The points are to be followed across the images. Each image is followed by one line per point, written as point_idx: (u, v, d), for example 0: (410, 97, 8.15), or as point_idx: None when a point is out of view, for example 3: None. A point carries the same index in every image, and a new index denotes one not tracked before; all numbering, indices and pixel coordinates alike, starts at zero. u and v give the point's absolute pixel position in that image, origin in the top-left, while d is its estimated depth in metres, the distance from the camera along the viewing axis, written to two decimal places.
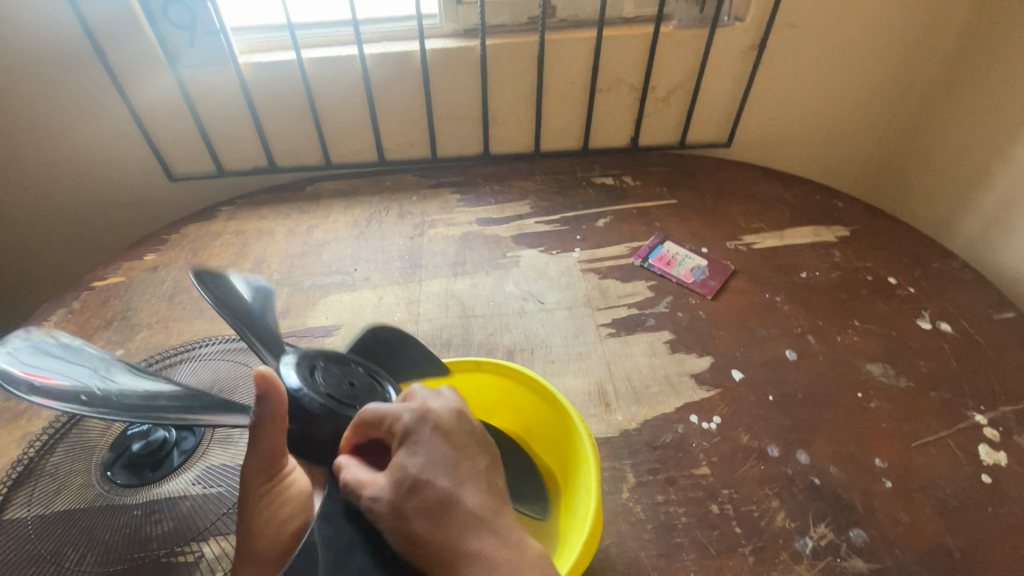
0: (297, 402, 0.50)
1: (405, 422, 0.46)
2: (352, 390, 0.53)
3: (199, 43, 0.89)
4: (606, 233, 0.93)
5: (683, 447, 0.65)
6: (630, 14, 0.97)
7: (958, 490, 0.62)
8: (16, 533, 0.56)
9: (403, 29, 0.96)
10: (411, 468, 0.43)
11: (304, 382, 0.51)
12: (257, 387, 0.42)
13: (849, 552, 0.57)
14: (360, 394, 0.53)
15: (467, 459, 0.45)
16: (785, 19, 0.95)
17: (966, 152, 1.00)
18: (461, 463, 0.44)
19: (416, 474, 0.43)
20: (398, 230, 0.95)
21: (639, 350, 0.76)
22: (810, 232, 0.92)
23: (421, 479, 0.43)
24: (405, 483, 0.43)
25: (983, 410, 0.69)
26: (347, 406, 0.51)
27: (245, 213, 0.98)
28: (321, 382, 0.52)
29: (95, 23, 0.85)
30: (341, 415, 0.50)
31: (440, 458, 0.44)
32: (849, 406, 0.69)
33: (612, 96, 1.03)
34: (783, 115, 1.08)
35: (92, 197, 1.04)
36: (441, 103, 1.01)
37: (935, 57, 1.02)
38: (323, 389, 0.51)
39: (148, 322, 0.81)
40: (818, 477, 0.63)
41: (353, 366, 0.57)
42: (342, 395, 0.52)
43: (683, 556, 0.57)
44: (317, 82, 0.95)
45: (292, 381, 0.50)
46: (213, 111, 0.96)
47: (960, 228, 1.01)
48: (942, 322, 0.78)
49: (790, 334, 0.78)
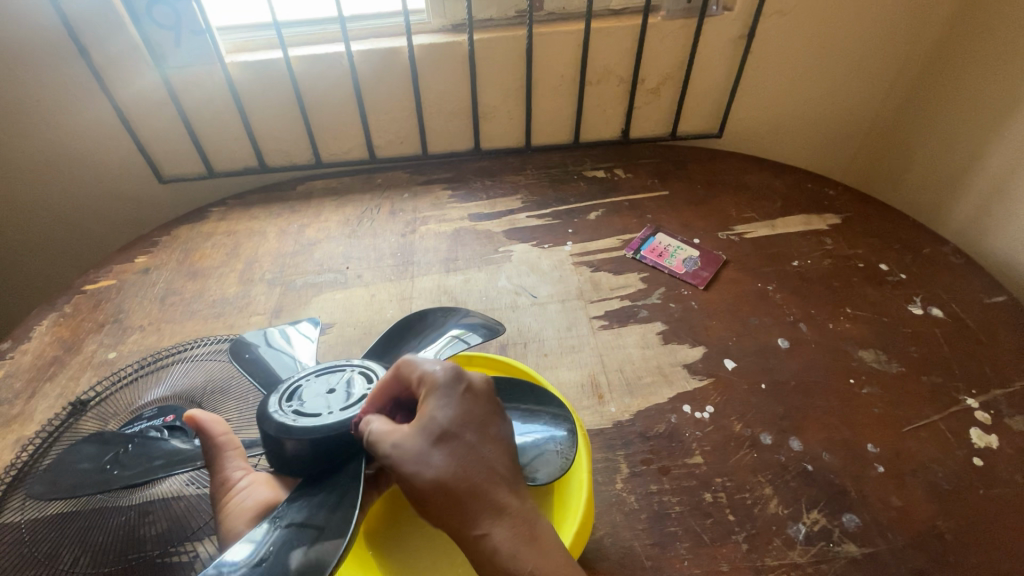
0: (261, 424, 0.51)
1: (439, 377, 0.46)
2: (326, 399, 0.52)
3: (184, 43, 0.88)
4: (597, 226, 0.93)
5: (676, 437, 0.66)
6: (618, 6, 0.97)
7: (950, 474, 0.62)
8: (10, 537, 0.56)
9: (389, 25, 0.96)
10: (439, 419, 0.44)
11: (273, 407, 0.52)
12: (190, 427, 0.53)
13: (841, 537, 0.58)
14: (333, 401, 0.52)
15: (492, 421, 0.45)
16: (773, 8, 0.95)
17: (958, 137, 0.99)
18: (488, 426, 0.45)
19: (445, 425, 0.43)
20: (390, 227, 0.95)
21: (632, 342, 0.76)
22: (802, 221, 0.92)
23: (449, 431, 0.43)
24: (432, 434, 0.43)
25: (975, 394, 0.69)
26: (312, 418, 0.50)
27: (236, 214, 0.98)
28: (295, 400, 0.52)
29: (78, 22, 0.84)
30: (294, 429, 0.49)
31: (470, 416, 0.44)
32: (841, 393, 0.70)
33: (602, 88, 1.03)
34: (774, 104, 1.08)
35: (82, 200, 1.04)
36: (430, 99, 1.01)
37: (925, 42, 1.02)
38: (293, 407, 0.52)
39: (140, 324, 0.81)
40: (811, 463, 0.63)
41: (339, 371, 0.55)
42: (313, 409, 0.51)
43: (677, 545, 0.57)
44: (304, 80, 0.95)
45: (262, 409, 0.52)
46: (201, 111, 0.96)
47: (952, 213, 1.02)
48: (934, 307, 0.78)
49: (782, 323, 0.78)
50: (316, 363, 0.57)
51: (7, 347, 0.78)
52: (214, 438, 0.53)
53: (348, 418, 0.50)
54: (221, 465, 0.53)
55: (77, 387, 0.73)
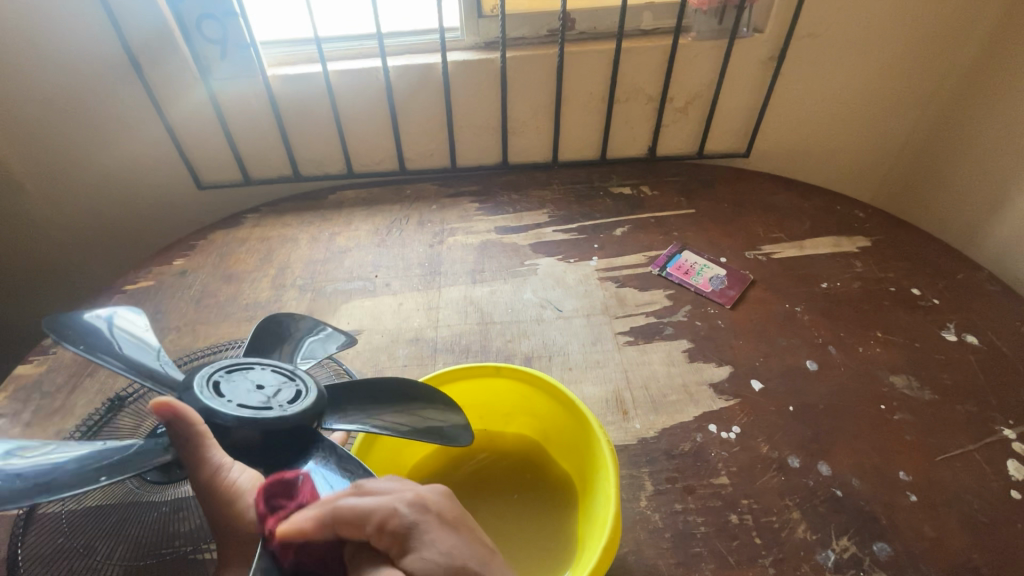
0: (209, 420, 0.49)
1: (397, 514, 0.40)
2: (262, 392, 0.51)
3: (230, 56, 0.93)
4: (623, 242, 0.94)
5: (702, 456, 0.65)
6: (649, 26, 0.98)
7: (986, 506, 0.60)
8: (51, 526, 0.58)
9: (424, 42, 0.99)
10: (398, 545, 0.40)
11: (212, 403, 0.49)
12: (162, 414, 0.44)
13: (872, 566, 0.56)
14: (273, 394, 0.51)
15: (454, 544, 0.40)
16: (804, 31, 0.95)
17: (994, 161, 0.98)
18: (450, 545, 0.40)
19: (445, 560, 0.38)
20: (419, 237, 0.97)
21: (657, 358, 0.76)
22: (831, 242, 0.91)
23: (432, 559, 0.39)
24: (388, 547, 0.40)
25: (1012, 424, 0.67)
26: (262, 411, 0.49)
27: (270, 220, 1.01)
28: (228, 396, 0.50)
29: (132, 36, 0.89)
30: (255, 420, 0.48)
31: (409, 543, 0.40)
32: (871, 418, 0.68)
33: (630, 106, 1.04)
34: (803, 125, 1.08)
35: (123, 205, 1.07)
36: (461, 114, 1.03)
37: (958, 67, 1.01)
38: (233, 403, 0.50)
39: (176, 325, 0.84)
40: (840, 489, 0.62)
41: (261, 361, 0.54)
42: (255, 401, 0.50)
43: (702, 566, 0.56)
44: (341, 94, 0.98)
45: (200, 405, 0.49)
46: (241, 120, 1.00)
47: (986, 239, 1.00)
48: (968, 334, 0.77)
49: (811, 345, 0.77)
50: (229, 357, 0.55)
51: (51, 343, 0.81)
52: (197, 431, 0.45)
53: (301, 408, 0.50)
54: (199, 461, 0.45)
55: (115, 384, 0.76)
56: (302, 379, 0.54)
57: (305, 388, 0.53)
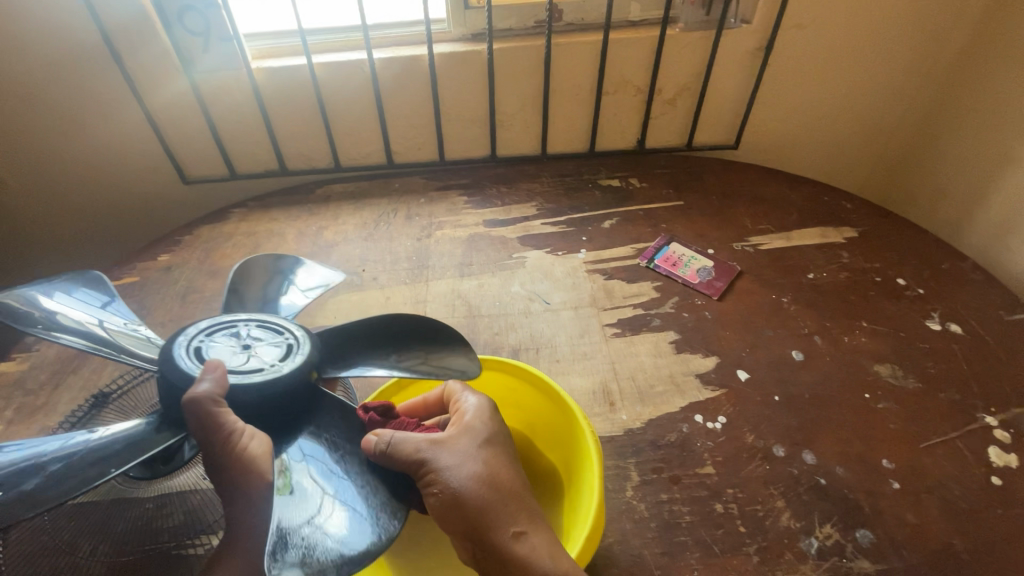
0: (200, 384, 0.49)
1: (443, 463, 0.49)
2: (252, 352, 0.53)
3: (213, 48, 0.91)
4: (612, 234, 0.94)
5: (687, 447, 0.65)
6: (636, 17, 0.98)
7: (967, 492, 0.61)
8: (31, 523, 0.56)
9: (410, 34, 0.98)
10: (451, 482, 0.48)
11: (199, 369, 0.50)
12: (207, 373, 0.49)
13: (854, 552, 0.57)
14: (262, 355, 0.53)
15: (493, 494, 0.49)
16: (792, 21, 0.95)
17: (980, 151, 0.98)
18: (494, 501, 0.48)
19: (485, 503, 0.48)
20: (407, 231, 0.96)
21: (645, 350, 0.76)
22: (818, 233, 0.92)
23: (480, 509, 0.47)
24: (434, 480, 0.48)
25: (994, 412, 0.68)
26: (253, 373, 0.51)
27: (256, 215, 1.00)
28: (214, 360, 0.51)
29: (111, 27, 0.88)
30: (253, 380, 0.50)
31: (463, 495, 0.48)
32: (855, 407, 0.69)
33: (618, 98, 1.03)
34: (791, 117, 1.08)
35: (107, 200, 1.06)
36: (449, 107, 1.03)
37: (945, 58, 1.01)
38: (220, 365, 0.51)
39: (161, 321, 0.83)
40: (824, 477, 0.62)
41: (241, 322, 0.56)
42: (245, 362, 0.52)
43: (686, 555, 0.57)
44: (326, 87, 0.97)
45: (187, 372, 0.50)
46: (226, 114, 0.99)
47: (972, 230, 1.00)
48: (952, 323, 0.77)
49: (797, 335, 0.77)
50: (206, 321, 0.56)
51: (34, 340, 0.80)
52: (223, 395, 0.48)
53: (291, 366, 0.52)
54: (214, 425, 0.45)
55: (99, 380, 0.75)
56: (289, 332, 0.56)
57: (296, 342, 0.55)
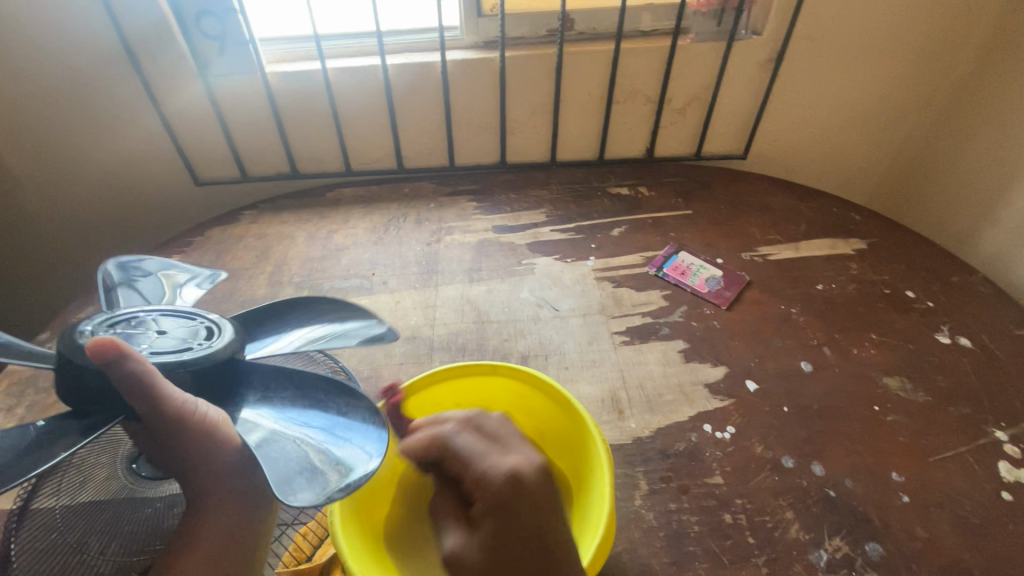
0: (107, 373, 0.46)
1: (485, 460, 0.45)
2: (167, 338, 0.52)
3: (228, 52, 0.93)
4: (620, 242, 0.94)
5: (696, 456, 0.65)
6: (648, 27, 0.99)
7: (977, 507, 0.61)
8: (41, 522, 0.54)
9: (423, 41, 0.99)
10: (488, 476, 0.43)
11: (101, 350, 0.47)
12: (106, 354, 0.43)
13: (864, 565, 0.57)
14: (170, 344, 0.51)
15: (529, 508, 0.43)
16: (802, 33, 0.96)
17: (989, 163, 0.98)
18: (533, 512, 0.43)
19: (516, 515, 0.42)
20: (416, 235, 0.97)
21: (653, 358, 0.77)
22: (827, 244, 0.92)
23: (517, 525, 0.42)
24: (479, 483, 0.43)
25: (1004, 426, 0.68)
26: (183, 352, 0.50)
27: (267, 217, 1.01)
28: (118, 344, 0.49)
29: (131, 33, 0.89)
30: (183, 361, 0.49)
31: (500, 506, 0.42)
32: (865, 420, 0.69)
33: (628, 107, 1.04)
34: (800, 127, 1.08)
35: (120, 201, 1.07)
36: (460, 113, 1.03)
37: (954, 73, 1.02)
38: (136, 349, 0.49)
39: None
40: (833, 489, 0.62)
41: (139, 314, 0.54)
42: (163, 348, 0.50)
43: (695, 565, 0.57)
44: (340, 92, 0.98)
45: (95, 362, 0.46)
46: (240, 118, 1.00)
47: (981, 243, 1.00)
48: (962, 336, 0.77)
49: (805, 345, 0.77)
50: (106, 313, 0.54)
51: (46, 338, 0.81)
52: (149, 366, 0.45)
53: (219, 344, 0.52)
54: (152, 399, 0.45)
55: None
56: (202, 318, 0.55)
57: (212, 323, 0.54)
